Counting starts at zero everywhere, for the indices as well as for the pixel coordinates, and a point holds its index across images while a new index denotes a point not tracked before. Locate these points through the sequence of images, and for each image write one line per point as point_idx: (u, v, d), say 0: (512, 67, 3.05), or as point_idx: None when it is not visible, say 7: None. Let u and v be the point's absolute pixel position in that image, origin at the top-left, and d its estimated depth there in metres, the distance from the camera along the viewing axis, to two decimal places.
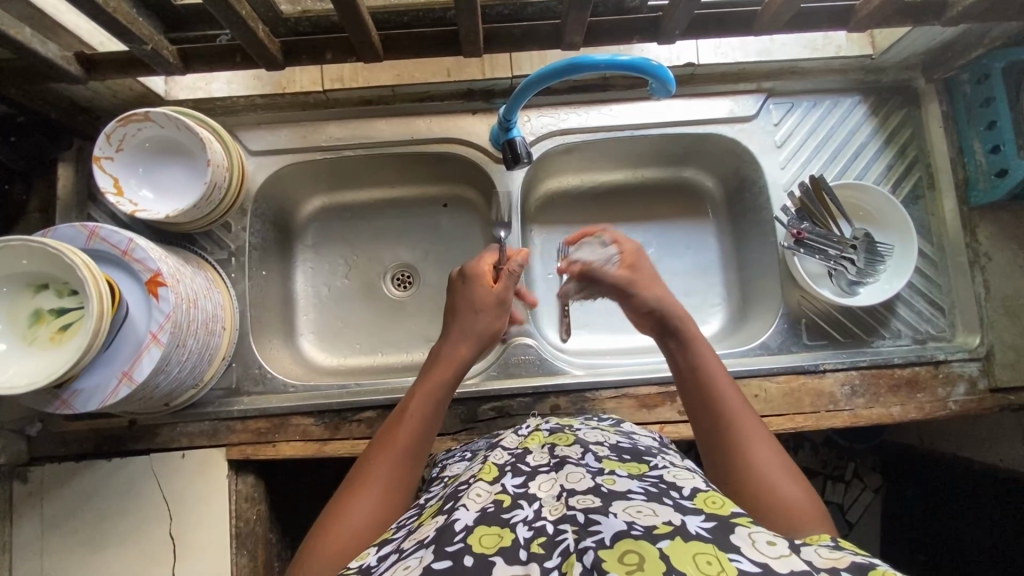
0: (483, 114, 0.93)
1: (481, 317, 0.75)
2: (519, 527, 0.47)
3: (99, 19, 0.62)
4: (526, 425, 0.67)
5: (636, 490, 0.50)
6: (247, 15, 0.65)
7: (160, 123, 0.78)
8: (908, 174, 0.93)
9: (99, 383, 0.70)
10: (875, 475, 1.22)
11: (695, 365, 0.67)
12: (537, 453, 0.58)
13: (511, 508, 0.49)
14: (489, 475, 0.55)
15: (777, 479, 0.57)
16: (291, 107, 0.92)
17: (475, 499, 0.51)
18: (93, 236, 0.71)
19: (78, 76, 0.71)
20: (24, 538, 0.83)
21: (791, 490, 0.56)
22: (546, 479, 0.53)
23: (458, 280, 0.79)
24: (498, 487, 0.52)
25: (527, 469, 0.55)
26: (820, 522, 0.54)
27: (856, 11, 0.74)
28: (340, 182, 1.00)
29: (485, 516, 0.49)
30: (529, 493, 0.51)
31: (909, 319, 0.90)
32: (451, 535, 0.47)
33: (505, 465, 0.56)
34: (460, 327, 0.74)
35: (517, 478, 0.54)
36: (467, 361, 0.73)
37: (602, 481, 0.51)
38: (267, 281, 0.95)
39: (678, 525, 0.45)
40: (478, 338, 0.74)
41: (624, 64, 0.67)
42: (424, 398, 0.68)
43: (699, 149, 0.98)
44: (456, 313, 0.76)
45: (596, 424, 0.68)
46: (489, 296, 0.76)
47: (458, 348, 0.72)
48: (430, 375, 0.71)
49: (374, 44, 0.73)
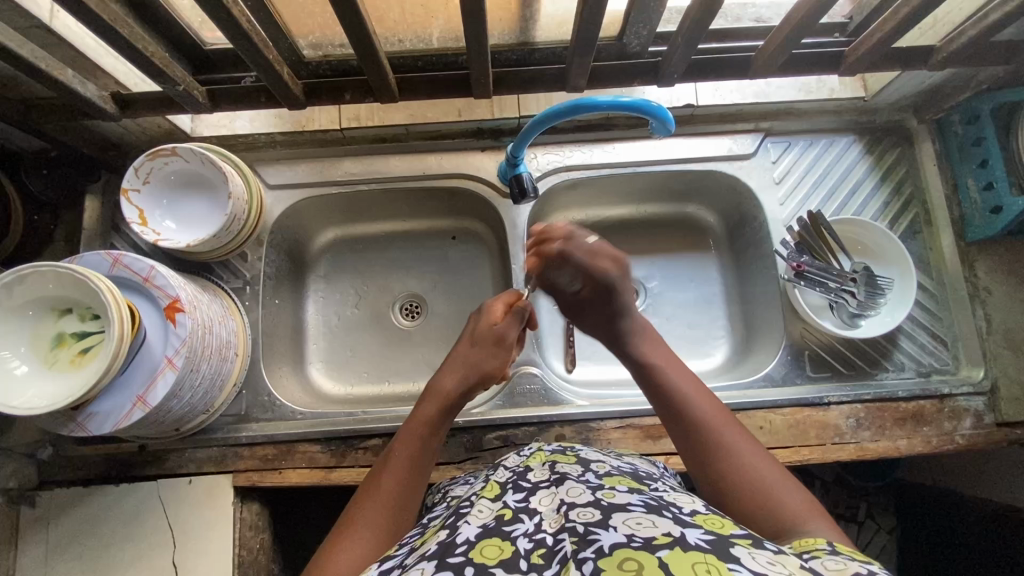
0: (492, 151, 0.97)
1: (476, 352, 0.76)
2: (519, 539, 0.48)
3: (138, 62, 0.66)
4: (529, 446, 0.68)
5: (635, 503, 0.50)
6: (274, 60, 0.70)
7: (185, 157, 0.82)
8: (904, 210, 0.95)
9: (115, 405, 0.71)
10: (889, 516, 1.21)
11: (674, 391, 0.70)
12: (539, 470, 0.60)
13: (512, 522, 0.50)
14: (491, 493, 0.56)
15: (775, 486, 0.59)
16: (308, 143, 0.97)
17: (478, 514, 0.52)
18: (117, 263, 0.74)
19: (113, 114, 0.75)
20: (27, 562, 0.83)
21: (787, 492, 0.59)
22: (546, 494, 0.54)
23: (472, 316, 0.81)
24: (500, 504, 0.54)
25: (528, 486, 0.56)
26: (821, 518, 0.56)
27: (846, 57, 0.77)
28: (354, 216, 1.04)
29: (487, 531, 0.50)
30: (531, 507, 0.52)
31: (912, 351, 0.90)
32: (454, 547, 0.48)
33: (507, 483, 0.58)
34: (453, 362, 0.76)
35: (519, 493, 0.54)
36: (459, 395, 0.73)
37: (602, 495, 0.52)
38: (279, 310, 0.98)
39: (677, 536, 0.45)
40: (470, 373, 0.74)
41: (625, 105, 0.71)
42: (411, 433, 0.69)
43: (701, 185, 1.01)
44: (457, 347, 0.78)
45: (599, 450, 0.69)
46: (490, 332, 0.77)
47: (448, 381, 0.73)
48: (419, 409, 0.72)
49: (391, 85, 0.78)
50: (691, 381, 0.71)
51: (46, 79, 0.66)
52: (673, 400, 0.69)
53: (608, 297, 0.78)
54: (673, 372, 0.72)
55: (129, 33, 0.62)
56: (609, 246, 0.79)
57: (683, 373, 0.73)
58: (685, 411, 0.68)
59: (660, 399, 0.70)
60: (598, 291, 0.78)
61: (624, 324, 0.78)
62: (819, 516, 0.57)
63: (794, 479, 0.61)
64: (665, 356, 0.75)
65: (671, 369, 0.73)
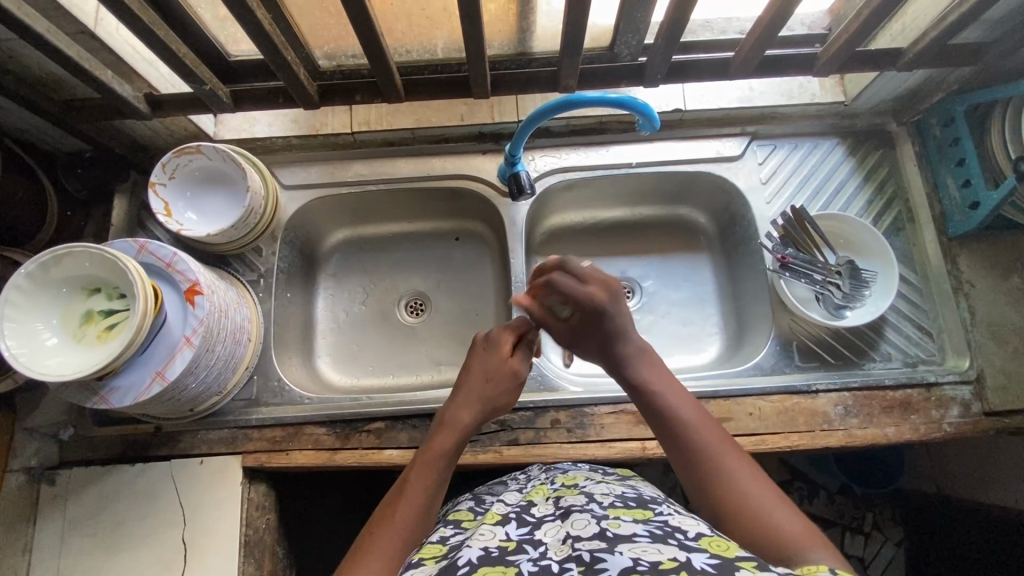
0: (492, 154, 1.04)
1: (488, 389, 0.78)
2: (525, 563, 0.51)
3: (171, 61, 0.74)
4: (532, 483, 0.74)
5: (641, 533, 0.53)
6: (292, 61, 0.77)
7: (209, 155, 0.89)
8: (887, 208, 0.99)
9: (134, 381, 0.76)
10: (896, 528, 1.21)
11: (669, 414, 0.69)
12: (542, 505, 0.64)
13: (515, 552, 0.53)
14: (493, 520, 0.61)
15: (774, 515, 0.58)
16: (321, 147, 1.04)
17: (481, 539, 0.57)
18: (142, 249, 0.80)
19: (145, 113, 0.83)
20: (44, 538, 0.87)
21: (784, 521, 0.58)
22: (551, 526, 0.57)
23: (479, 344, 0.83)
24: (504, 535, 0.57)
25: (532, 521, 0.60)
26: (820, 544, 0.56)
27: (819, 58, 0.84)
28: (363, 218, 1.10)
29: (489, 557, 0.53)
30: (535, 539, 0.56)
31: (899, 342, 0.93)
32: (456, 568, 0.51)
33: (509, 514, 0.62)
34: (466, 399, 0.77)
35: (522, 527, 0.58)
36: (467, 432, 0.75)
37: (607, 525, 0.55)
38: (290, 302, 1.03)
39: (683, 561, 0.47)
40: (482, 410, 0.77)
41: (613, 100, 0.77)
42: (429, 468, 0.70)
43: (692, 187, 1.06)
44: (466, 377, 0.79)
45: (602, 476, 0.72)
46: (505, 365, 0.80)
47: (463, 416, 0.75)
48: (433, 445, 0.73)
49: (398, 86, 0.85)
50: (685, 401, 0.70)
51: (89, 79, 0.73)
52: (671, 421, 0.69)
53: (593, 324, 0.78)
54: (671, 396, 0.71)
55: (165, 36, 0.70)
56: (599, 272, 0.80)
57: (680, 393, 0.72)
58: (680, 432, 0.67)
59: (661, 427, 0.69)
60: (584, 316, 0.78)
61: (620, 348, 0.76)
62: (817, 540, 0.56)
63: (793, 503, 0.61)
64: (659, 378, 0.73)
65: (663, 389, 0.72)
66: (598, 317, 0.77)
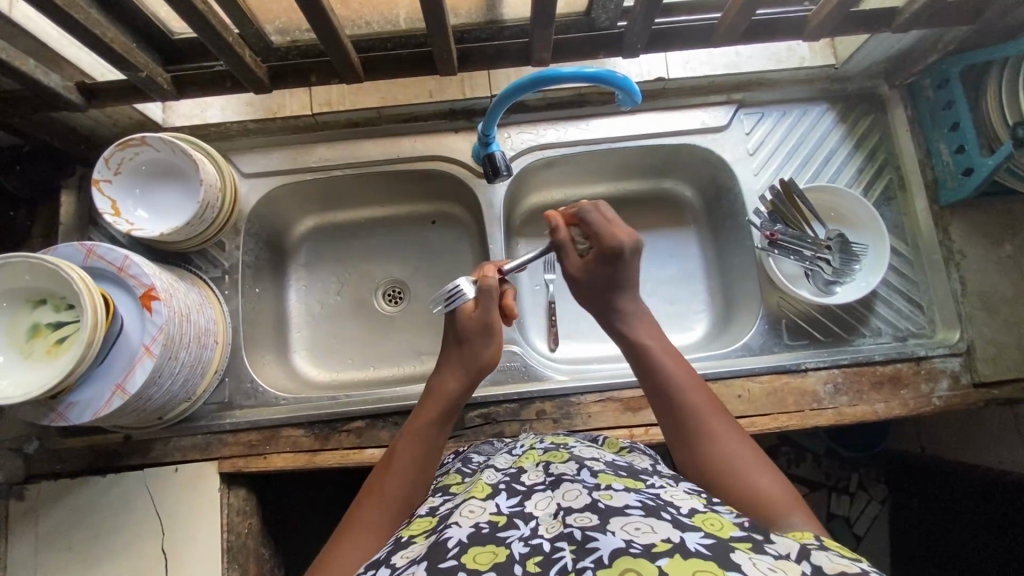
0: (465, 132, 0.98)
1: (466, 350, 0.73)
2: (515, 544, 0.47)
3: (97, 48, 0.66)
4: (524, 445, 0.69)
5: (633, 505, 0.49)
6: (234, 43, 0.70)
7: (155, 147, 0.83)
8: (879, 176, 0.95)
9: (94, 396, 0.72)
10: (880, 485, 1.21)
11: (661, 377, 0.67)
12: (532, 472, 0.59)
13: (506, 528, 0.49)
14: (483, 493, 0.55)
15: (756, 476, 0.58)
16: (281, 131, 0.97)
17: (469, 515, 0.51)
18: (90, 255, 0.74)
19: (79, 105, 0.76)
20: (17, 555, 0.84)
21: (766, 485, 0.57)
22: (542, 498, 0.53)
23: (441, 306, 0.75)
24: (493, 507, 0.52)
25: (522, 489, 0.55)
26: (799, 509, 0.55)
27: (809, 21, 0.78)
28: (332, 204, 1.04)
29: (480, 535, 0.48)
30: (526, 512, 0.51)
31: (889, 316, 0.91)
32: (445, 550, 0.47)
33: (499, 484, 0.57)
34: (450, 362, 0.74)
35: (512, 498, 0.54)
36: (454, 398, 0.72)
37: (599, 496, 0.51)
38: (260, 298, 0.98)
39: (677, 542, 0.44)
40: (466, 364, 0.73)
41: (589, 76, 0.71)
42: (414, 438, 0.68)
43: (676, 160, 1.01)
44: (446, 343, 0.76)
45: (591, 442, 0.69)
46: (473, 321, 0.73)
47: (449, 382, 0.72)
48: (421, 414, 0.70)
49: (354, 66, 0.78)
50: (678, 364, 0.68)
51: (9, 71, 0.66)
52: (659, 382, 0.67)
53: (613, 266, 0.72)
54: (663, 357, 0.68)
55: (84, 19, 0.63)
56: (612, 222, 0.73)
57: (671, 354, 0.69)
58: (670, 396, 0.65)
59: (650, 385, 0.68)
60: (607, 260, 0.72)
61: (621, 300, 0.74)
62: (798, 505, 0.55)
63: (775, 467, 0.60)
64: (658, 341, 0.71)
65: (657, 351, 0.69)
66: (615, 261, 0.72)
